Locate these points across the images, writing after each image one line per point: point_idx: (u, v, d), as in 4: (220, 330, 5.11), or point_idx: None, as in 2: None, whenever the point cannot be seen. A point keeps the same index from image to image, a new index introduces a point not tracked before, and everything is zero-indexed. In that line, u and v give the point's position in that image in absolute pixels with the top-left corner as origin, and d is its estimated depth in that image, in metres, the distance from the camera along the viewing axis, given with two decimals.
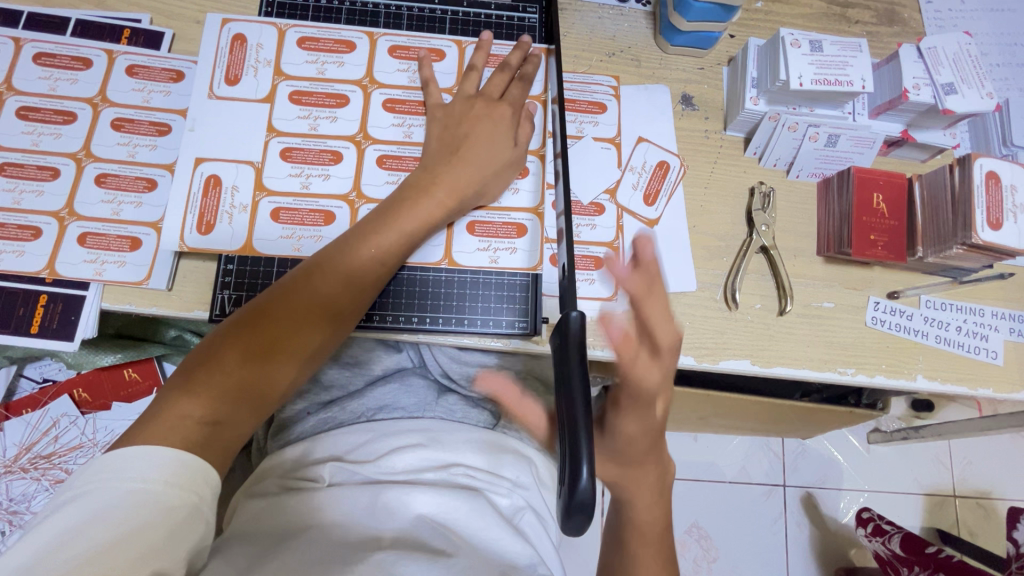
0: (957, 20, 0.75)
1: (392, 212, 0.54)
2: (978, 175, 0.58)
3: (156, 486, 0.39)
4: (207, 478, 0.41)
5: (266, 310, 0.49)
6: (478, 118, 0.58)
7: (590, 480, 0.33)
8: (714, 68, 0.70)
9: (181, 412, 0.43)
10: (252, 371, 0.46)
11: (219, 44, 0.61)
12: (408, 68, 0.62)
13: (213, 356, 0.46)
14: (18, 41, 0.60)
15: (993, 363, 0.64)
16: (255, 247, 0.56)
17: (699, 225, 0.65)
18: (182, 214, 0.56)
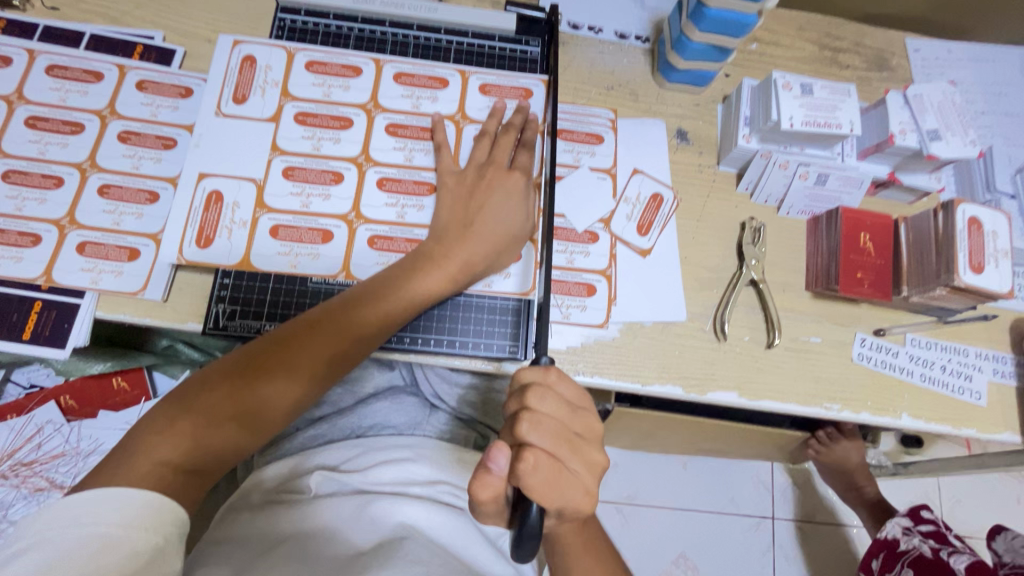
0: (943, 69, 0.78)
1: (397, 280, 0.54)
2: (961, 220, 0.60)
3: (121, 529, 0.40)
4: (172, 518, 0.43)
5: (257, 362, 0.49)
6: (492, 192, 0.58)
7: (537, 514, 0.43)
8: (709, 105, 0.72)
9: (155, 457, 0.44)
10: (230, 423, 0.47)
11: (230, 64, 0.62)
12: (413, 95, 0.64)
13: (195, 404, 0.47)
14: (33, 52, 0.62)
15: (976, 404, 0.65)
16: (253, 262, 0.57)
17: (690, 256, 0.67)
18: (181, 228, 0.57)
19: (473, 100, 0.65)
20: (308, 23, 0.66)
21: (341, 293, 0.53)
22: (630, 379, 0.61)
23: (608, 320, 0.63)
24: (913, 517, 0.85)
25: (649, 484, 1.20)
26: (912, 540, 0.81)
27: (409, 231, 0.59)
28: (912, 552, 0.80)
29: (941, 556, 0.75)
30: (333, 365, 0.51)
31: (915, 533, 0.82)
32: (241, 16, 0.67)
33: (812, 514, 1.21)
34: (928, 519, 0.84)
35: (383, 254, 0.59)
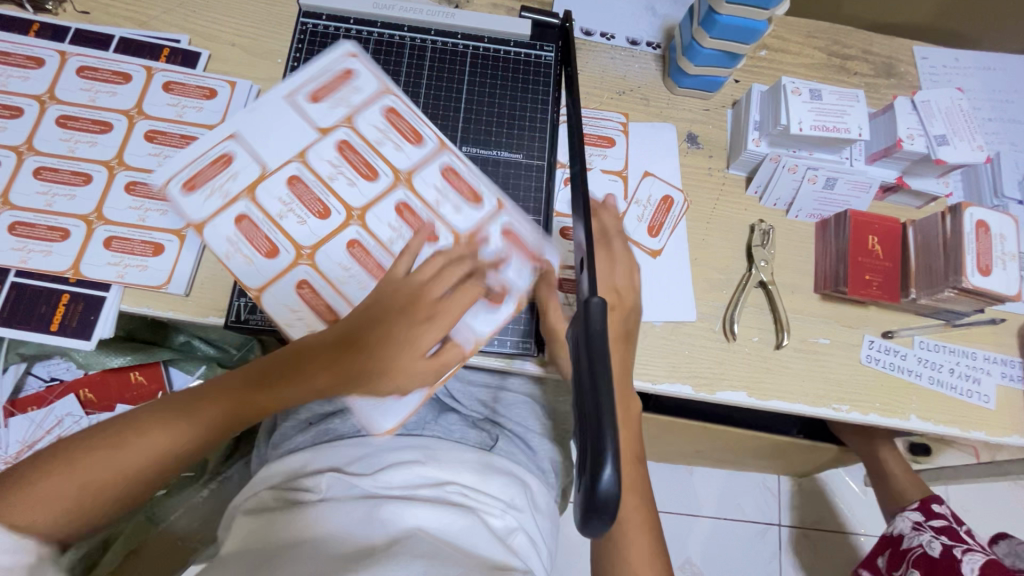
0: (951, 76, 0.79)
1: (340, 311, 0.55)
2: (969, 224, 0.61)
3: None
4: None
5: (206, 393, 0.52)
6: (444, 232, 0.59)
7: (613, 480, 0.30)
8: (719, 110, 0.73)
9: (135, 450, 0.49)
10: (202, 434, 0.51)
11: (333, 67, 0.63)
12: (443, 194, 0.61)
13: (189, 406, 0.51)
14: (64, 55, 0.64)
15: (985, 407, 0.65)
16: (203, 232, 0.57)
17: (700, 258, 0.68)
18: (185, 163, 0.58)
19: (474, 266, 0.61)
20: (328, 27, 0.68)
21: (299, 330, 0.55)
22: (641, 377, 0.62)
23: None
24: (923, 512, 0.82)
25: (654, 488, 1.20)
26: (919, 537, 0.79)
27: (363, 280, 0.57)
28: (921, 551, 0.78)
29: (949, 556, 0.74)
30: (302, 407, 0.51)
31: (926, 529, 0.79)
32: (263, 21, 0.70)
33: (819, 521, 1.20)
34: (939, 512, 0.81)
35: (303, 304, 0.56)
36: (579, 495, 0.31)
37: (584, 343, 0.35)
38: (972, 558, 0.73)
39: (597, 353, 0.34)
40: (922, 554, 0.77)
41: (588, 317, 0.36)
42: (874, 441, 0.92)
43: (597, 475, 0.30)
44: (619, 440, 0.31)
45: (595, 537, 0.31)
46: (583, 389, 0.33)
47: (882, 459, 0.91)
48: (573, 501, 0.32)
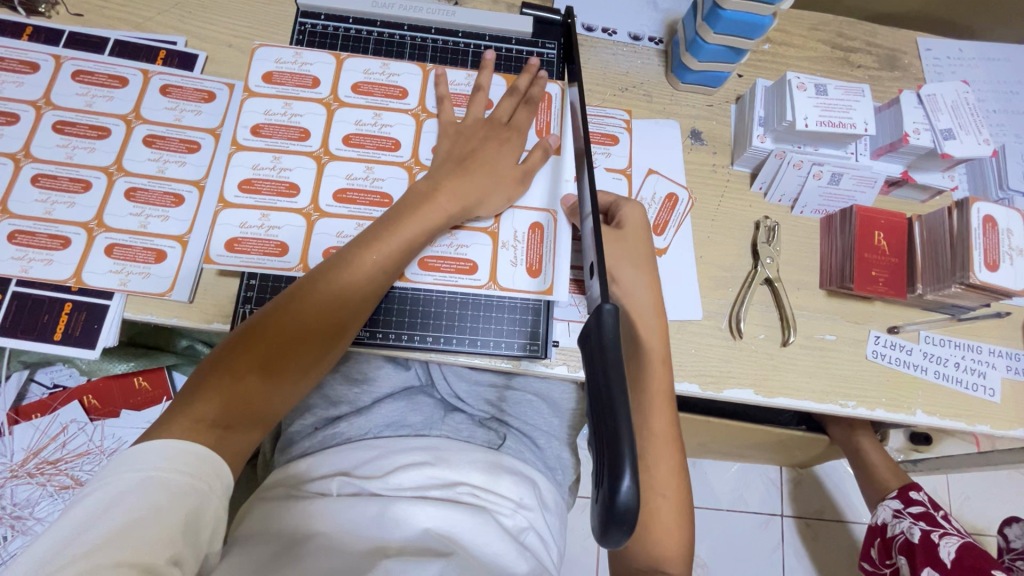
0: (955, 68, 0.78)
1: (387, 228, 0.55)
2: (976, 219, 0.60)
3: (185, 484, 0.41)
4: (218, 472, 0.43)
5: (283, 322, 0.50)
6: (497, 158, 0.61)
7: (632, 491, 0.30)
8: (722, 105, 0.73)
9: (193, 415, 0.44)
10: (262, 386, 0.48)
11: (558, 105, 0.67)
12: (516, 243, 0.62)
13: (225, 363, 0.47)
14: (59, 59, 0.63)
15: (990, 400, 0.66)
16: (347, 60, 0.65)
17: (705, 256, 0.67)
18: (375, 62, 0.66)
19: (504, 270, 0.61)
20: (327, 27, 0.67)
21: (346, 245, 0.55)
22: None
23: None
24: (903, 499, 0.84)
25: None
26: (901, 523, 0.81)
27: (367, 212, 0.60)
28: (902, 536, 0.80)
29: (930, 539, 0.75)
30: (339, 331, 0.52)
31: (905, 516, 0.82)
32: (261, 21, 0.69)
33: (820, 510, 1.22)
34: (918, 499, 0.83)
35: (242, 255, 0.58)
36: (598, 505, 0.31)
37: (597, 351, 0.36)
38: (949, 541, 0.74)
39: (610, 362, 0.35)
40: (904, 541, 0.79)
41: (600, 324, 0.36)
42: (855, 431, 0.94)
43: (615, 485, 0.30)
44: (635, 448, 0.31)
45: (616, 548, 0.31)
46: (598, 389, 0.34)
47: (864, 454, 0.92)
48: (593, 511, 0.32)
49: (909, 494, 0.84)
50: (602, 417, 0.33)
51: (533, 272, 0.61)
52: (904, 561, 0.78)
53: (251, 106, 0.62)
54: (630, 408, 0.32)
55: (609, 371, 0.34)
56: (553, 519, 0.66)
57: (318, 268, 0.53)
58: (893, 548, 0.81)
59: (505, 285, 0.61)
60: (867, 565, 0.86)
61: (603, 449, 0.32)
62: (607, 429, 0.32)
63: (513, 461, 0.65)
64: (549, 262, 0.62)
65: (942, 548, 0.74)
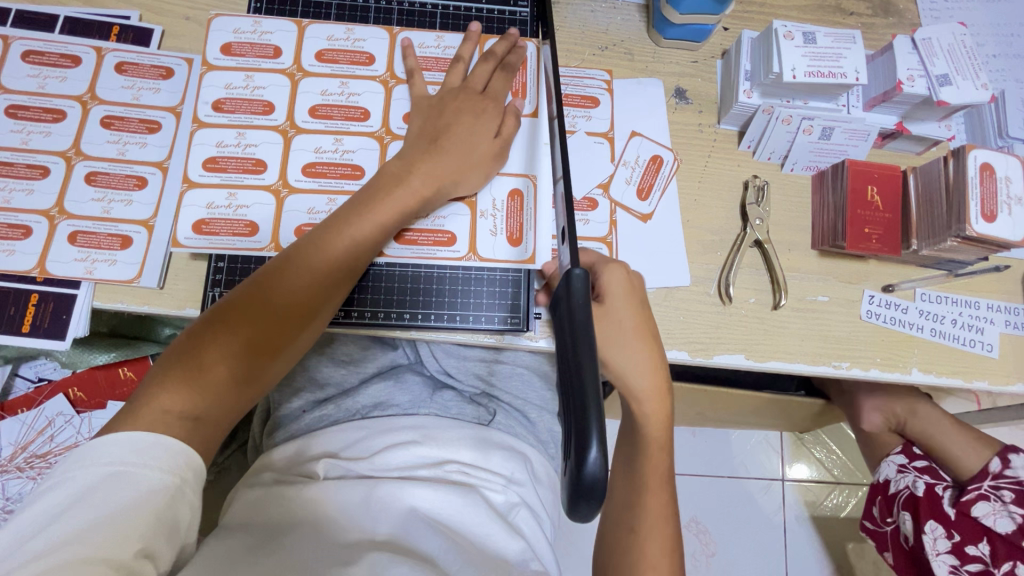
0: (953, 11, 0.74)
1: (361, 210, 0.52)
2: (973, 167, 0.58)
3: (153, 479, 0.40)
4: (191, 462, 0.42)
5: (255, 307, 0.48)
6: (474, 130, 0.57)
7: (600, 461, 0.28)
8: (708, 61, 0.69)
9: (161, 406, 0.43)
10: (234, 374, 0.46)
11: (532, 63, 0.64)
12: (496, 212, 0.60)
13: (193, 352, 0.46)
14: (7, 39, 0.60)
15: (988, 356, 0.64)
16: (309, 26, 0.62)
17: (692, 220, 0.65)
18: (338, 27, 0.62)
19: (483, 240, 0.59)
20: None
21: (319, 225, 0.52)
22: None
23: None
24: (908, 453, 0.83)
25: None
26: (905, 478, 0.80)
27: (340, 187, 0.58)
28: (907, 491, 0.78)
29: (934, 491, 0.76)
30: (312, 314, 0.50)
31: (910, 470, 0.80)
32: None
33: (820, 474, 1.22)
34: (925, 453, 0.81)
35: (211, 237, 0.56)
36: (566, 478, 0.30)
37: (565, 319, 0.34)
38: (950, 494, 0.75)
39: (580, 330, 0.33)
40: (909, 496, 0.78)
41: (569, 289, 0.35)
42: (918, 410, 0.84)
43: (582, 456, 0.29)
44: (603, 416, 0.30)
45: (585, 521, 0.30)
46: (567, 360, 0.32)
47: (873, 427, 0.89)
48: (562, 485, 0.31)
49: (918, 447, 0.82)
50: (568, 388, 0.31)
51: (511, 239, 0.59)
52: (907, 518, 0.77)
53: (210, 81, 0.59)
54: (599, 374, 0.31)
55: (578, 338, 0.33)
56: (547, 493, 0.65)
57: (288, 250, 0.51)
58: (895, 505, 0.79)
59: (485, 256, 0.59)
60: (871, 523, 0.85)
61: (573, 419, 0.30)
62: (577, 396, 0.31)
63: (503, 436, 0.64)
64: (530, 229, 0.60)
65: (945, 501, 0.75)
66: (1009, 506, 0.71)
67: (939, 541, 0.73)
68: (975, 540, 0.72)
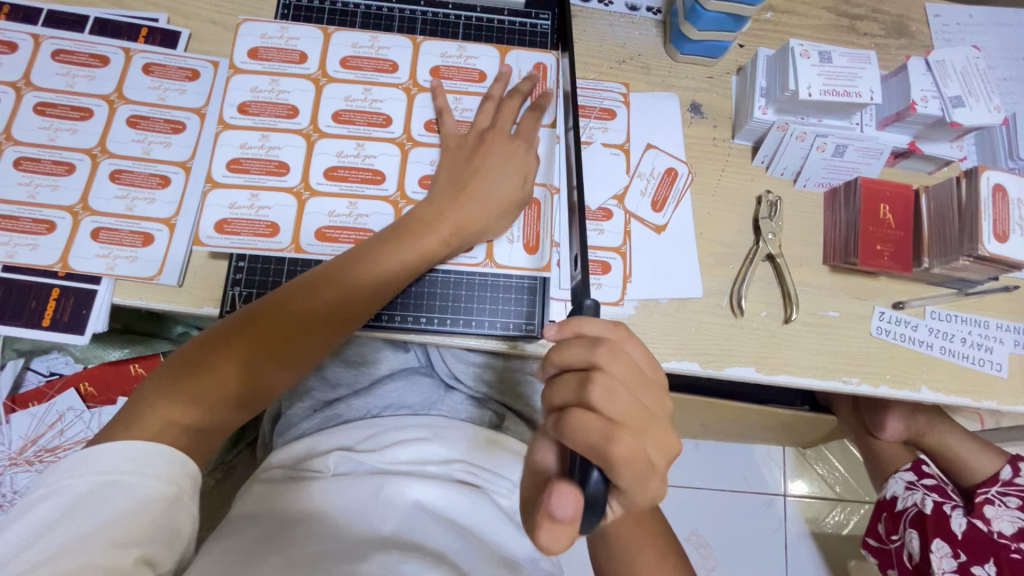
0: (965, 34, 0.75)
1: (392, 246, 0.53)
2: (986, 188, 0.58)
3: (150, 488, 0.40)
4: (186, 470, 0.43)
5: (274, 330, 0.49)
6: (509, 188, 0.57)
7: (600, 480, 0.37)
8: (723, 77, 0.70)
9: (167, 416, 0.44)
10: (242, 393, 0.47)
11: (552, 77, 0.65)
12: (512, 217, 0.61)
13: (205, 363, 0.46)
14: (37, 38, 0.61)
15: (998, 376, 0.64)
16: (334, 33, 0.63)
17: (706, 232, 0.66)
18: (363, 34, 0.64)
19: (500, 246, 0.61)
20: (313, 1, 0.65)
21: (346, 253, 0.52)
22: None
23: (623, 298, 0.62)
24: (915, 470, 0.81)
25: None
26: (913, 495, 0.79)
27: (360, 190, 0.59)
28: (913, 508, 0.78)
29: (942, 510, 0.75)
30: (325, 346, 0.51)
31: (918, 487, 0.79)
32: None
33: (822, 490, 1.21)
34: (930, 471, 0.80)
35: (231, 237, 0.57)
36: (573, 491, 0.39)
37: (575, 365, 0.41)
38: (960, 514, 0.74)
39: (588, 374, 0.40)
40: (916, 513, 0.78)
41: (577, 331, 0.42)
42: (938, 428, 0.86)
43: (586, 476, 0.38)
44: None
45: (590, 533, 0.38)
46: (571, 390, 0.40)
47: (875, 447, 0.91)
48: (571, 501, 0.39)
49: (924, 466, 0.80)
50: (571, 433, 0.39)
51: (528, 244, 0.61)
52: (914, 535, 0.77)
53: (236, 84, 0.61)
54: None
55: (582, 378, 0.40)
56: None
57: (316, 275, 0.51)
58: (902, 522, 0.79)
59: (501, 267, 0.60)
60: (874, 540, 0.86)
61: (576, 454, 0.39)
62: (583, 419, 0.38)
63: (515, 441, 0.65)
64: (546, 237, 0.61)
65: (951, 521, 0.74)
66: (1012, 510, 0.74)
67: (943, 559, 0.73)
68: (981, 561, 0.71)
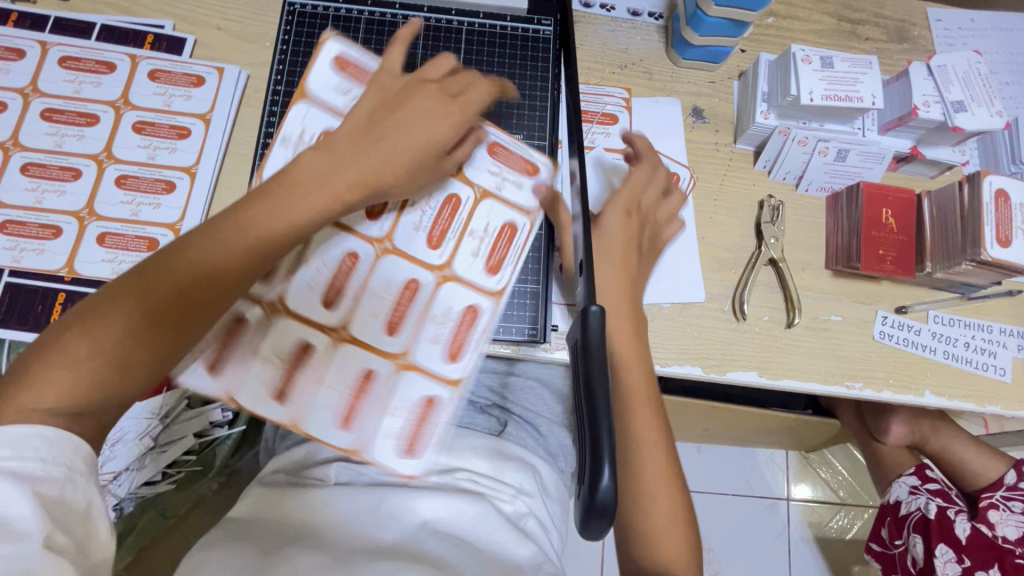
0: (967, 39, 0.75)
1: (275, 200, 0.46)
2: (988, 194, 0.59)
3: (39, 471, 0.35)
4: (76, 448, 0.38)
5: (145, 295, 0.42)
6: (417, 128, 0.50)
7: (611, 484, 0.31)
8: (725, 82, 0.71)
9: (25, 402, 0.37)
10: (116, 371, 0.40)
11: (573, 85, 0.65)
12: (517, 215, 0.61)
13: (69, 336, 0.40)
14: (45, 45, 0.62)
15: (1001, 380, 0.64)
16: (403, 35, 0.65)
17: (708, 236, 0.66)
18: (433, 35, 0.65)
19: None
20: (317, 7, 0.65)
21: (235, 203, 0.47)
22: None
23: None
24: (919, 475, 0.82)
25: None
26: (917, 500, 0.79)
27: None
28: (917, 513, 0.78)
29: (945, 516, 0.75)
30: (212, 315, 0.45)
31: (922, 493, 0.79)
32: (251, 4, 0.67)
33: (826, 494, 1.21)
34: (934, 476, 0.81)
35: None
36: (579, 499, 0.33)
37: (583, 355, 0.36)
38: (964, 519, 0.74)
39: (593, 368, 0.35)
40: (920, 518, 0.77)
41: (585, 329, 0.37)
42: (940, 432, 0.86)
43: (595, 480, 0.32)
44: (615, 441, 0.32)
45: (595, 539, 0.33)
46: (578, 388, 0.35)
47: (880, 451, 0.90)
48: (574, 505, 0.34)
49: (927, 471, 0.81)
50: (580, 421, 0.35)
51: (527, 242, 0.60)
52: (919, 541, 0.77)
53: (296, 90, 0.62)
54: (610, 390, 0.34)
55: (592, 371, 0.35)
56: (555, 506, 0.65)
57: (193, 235, 0.45)
58: (906, 527, 0.79)
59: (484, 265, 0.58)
60: (878, 545, 0.85)
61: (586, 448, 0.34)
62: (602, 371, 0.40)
63: (516, 447, 0.64)
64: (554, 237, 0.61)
65: (955, 527, 0.74)
66: (1018, 515, 0.73)
67: (948, 564, 0.73)
68: (983, 566, 0.72)
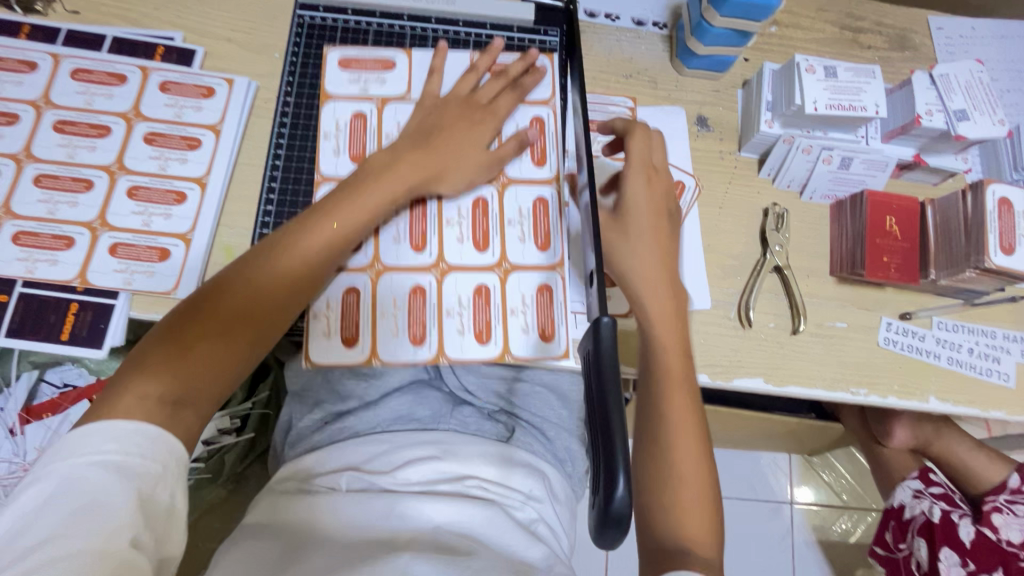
0: (968, 47, 0.76)
1: (336, 207, 0.54)
2: (990, 202, 0.59)
3: (138, 468, 0.39)
4: (171, 450, 0.41)
5: (234, 293, 0.49)
6: (454, 146, 0.60)
7: (626, 496, 0.31)
8: (729, 90, 0.71)
9: (138, 390, 0.42)
10: (214, 359, 0.46)
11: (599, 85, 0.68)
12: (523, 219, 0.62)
13: (171, 333, 0.46)
14: (57, 57, 0.63)
15: (1005, 386, 0.65)
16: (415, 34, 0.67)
17: (713, 244, 0.66)
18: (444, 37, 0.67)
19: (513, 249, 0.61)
20: (327, 20, 0.67)
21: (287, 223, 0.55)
22: None
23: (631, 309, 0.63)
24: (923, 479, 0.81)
25: None
26: (921, 504, 0.79)
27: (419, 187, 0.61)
28: (921, 517, 0.78)
29: (949, 519, 0.75)
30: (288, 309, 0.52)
31: (926, 496, 0.79)
32: (261, 15, 0.68)
33: (829, 498, 1.21)
34: (939, 480, 0.80)
35: None
36: (594, 510, 0.33)
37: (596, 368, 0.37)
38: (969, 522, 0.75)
39: (608, 378, 0.36)
40: (923, 522, 0.78)
41: (599, 341, 0.37)
42: (944, 436, 0.85)
43: (611, 490, 0.32)
44: (629, 454, 0.33)
45: (611, 548, 0.33)
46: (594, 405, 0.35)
47: (881, 455, 0.91)
48: (589, 515, 0.34)
49: (931, 475, 0.81)
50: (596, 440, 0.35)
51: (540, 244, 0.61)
52: (922, 545, 0.77)
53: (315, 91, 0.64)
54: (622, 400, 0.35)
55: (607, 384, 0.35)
56: (564, 510, 0.66)
57: (267, 242, 0.52)
58: (910, 531, 0.79)
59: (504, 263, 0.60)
60: (882, 549, 0.86)
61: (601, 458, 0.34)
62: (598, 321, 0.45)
63: (524, 453, 0.65)
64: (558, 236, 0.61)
65: (959, 529, 0.74)
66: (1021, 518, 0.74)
67: (953, 568, 0.74)
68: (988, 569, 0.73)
